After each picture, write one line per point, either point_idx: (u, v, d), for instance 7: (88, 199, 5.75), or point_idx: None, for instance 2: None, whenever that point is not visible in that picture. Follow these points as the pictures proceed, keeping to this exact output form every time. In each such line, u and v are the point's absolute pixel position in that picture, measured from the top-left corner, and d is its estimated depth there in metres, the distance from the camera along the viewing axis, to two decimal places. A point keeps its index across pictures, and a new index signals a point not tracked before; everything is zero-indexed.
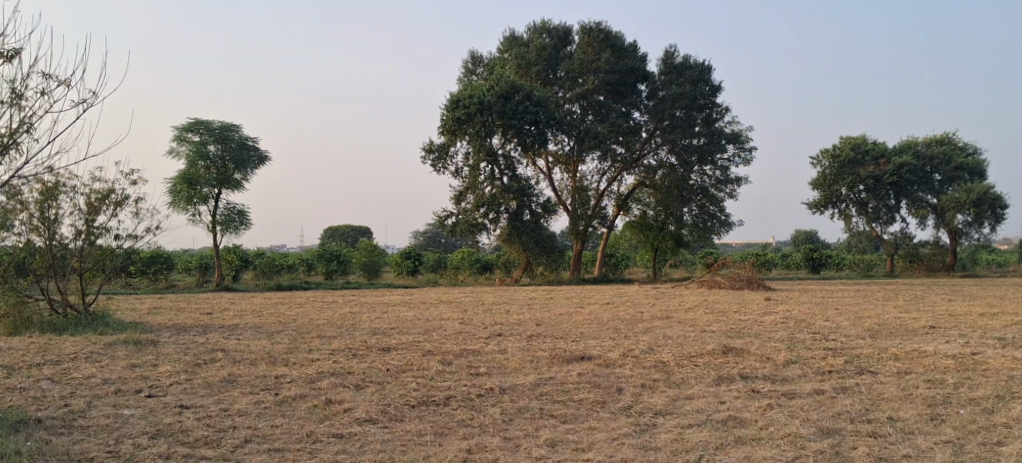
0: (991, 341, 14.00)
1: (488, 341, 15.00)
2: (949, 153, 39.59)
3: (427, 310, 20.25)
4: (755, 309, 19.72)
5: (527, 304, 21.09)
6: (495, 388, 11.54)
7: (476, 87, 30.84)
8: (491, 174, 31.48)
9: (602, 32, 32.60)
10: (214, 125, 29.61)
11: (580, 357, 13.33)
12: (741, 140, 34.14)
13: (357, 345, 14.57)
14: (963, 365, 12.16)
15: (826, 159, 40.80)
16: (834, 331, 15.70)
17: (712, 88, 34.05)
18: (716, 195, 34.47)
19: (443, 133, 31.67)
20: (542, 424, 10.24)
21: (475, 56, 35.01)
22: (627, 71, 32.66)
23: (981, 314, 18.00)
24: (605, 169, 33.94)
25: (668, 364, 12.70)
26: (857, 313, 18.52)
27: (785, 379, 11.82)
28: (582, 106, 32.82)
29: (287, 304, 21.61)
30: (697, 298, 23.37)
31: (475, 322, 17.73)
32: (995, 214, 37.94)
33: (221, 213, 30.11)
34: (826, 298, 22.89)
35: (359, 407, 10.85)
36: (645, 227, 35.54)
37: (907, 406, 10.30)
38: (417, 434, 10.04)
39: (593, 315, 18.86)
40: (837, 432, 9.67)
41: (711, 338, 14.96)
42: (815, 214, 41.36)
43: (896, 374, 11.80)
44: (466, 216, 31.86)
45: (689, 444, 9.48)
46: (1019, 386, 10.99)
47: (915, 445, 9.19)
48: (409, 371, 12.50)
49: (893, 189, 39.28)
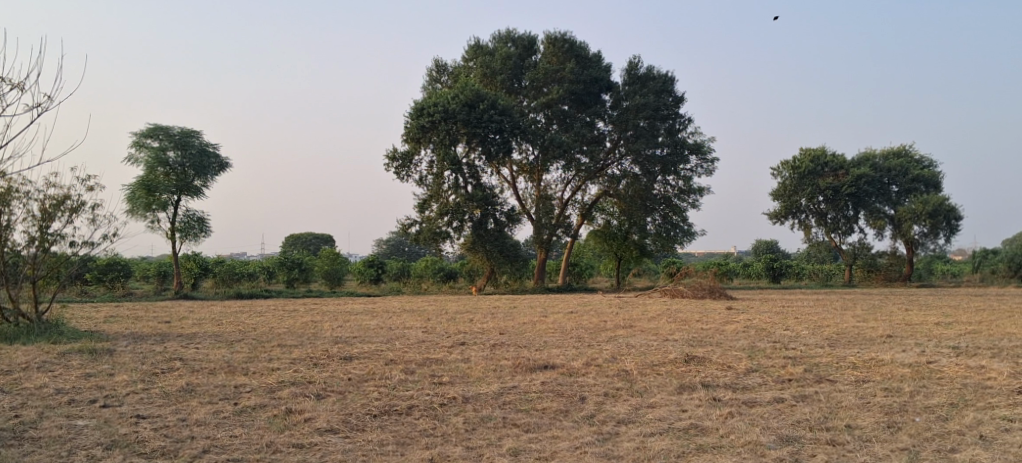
0: (946, 350, 14.28)
1: (452, 350, 14.95)
2: (906, 165, 40.43)
3: (390, 318, 20.11)
4: (717, 319, 19.88)
5: (491, 313, 21.06)
6: (458, 397, 11.49)
7: (441, 94, 30.78)
8: (455, 183, 31.41)
9: (567, 42, 32.79)
10: (174, 132, 29.29)
11: (544, 366, 13.34)
12: (703, 151, 34.48)
13: (318, 353, 14.43)
14: (919, 373, 12.39)
15: (786, 170, 41.41)
16: (794, 339, 15.90)
17: (676, 98, 34.40)
18: (679, 205, 34.77)
19: (407, 141, 31.51)
20: (505, 433, 10.22)
21: (439, 64, 34.96)
22: (591, 80, 32.86)
23: (936, 323, 18.37)
24: (569, 178, 34.06)
25: (631, 373, 12.75)
26: (816, 322, 18.80)
27: (745, 387, 11.93)
28: (547, 115, 32.95)
29: (247, 313, 21.30)
30: (660, 307, 23.52)
31: (439, 331, 17.65)
32: (950, 225, 38.74)
33: (180, 220, 29.65)
34: (787, 307, 23.20)
35: (320, 417, 10.74)
36: (609, 236, 35.69)
37: (865, 414, 10.46)
38: (379, 444, 9.96)
39: (556, 324, 18.89)
40: (796, 440, 9.77)
41: (674, 347, 15.06)
42: (775, 224, 41.91)
43: (854, 383, 11.98)
44: (430, 224, 31.72)
45: (651, 452, 9.52)
46: (972, 393, 11.22)
47: (872, 453, 9.33)
48: (371, 381, 12.40)
49: (852, 200, 39.95)
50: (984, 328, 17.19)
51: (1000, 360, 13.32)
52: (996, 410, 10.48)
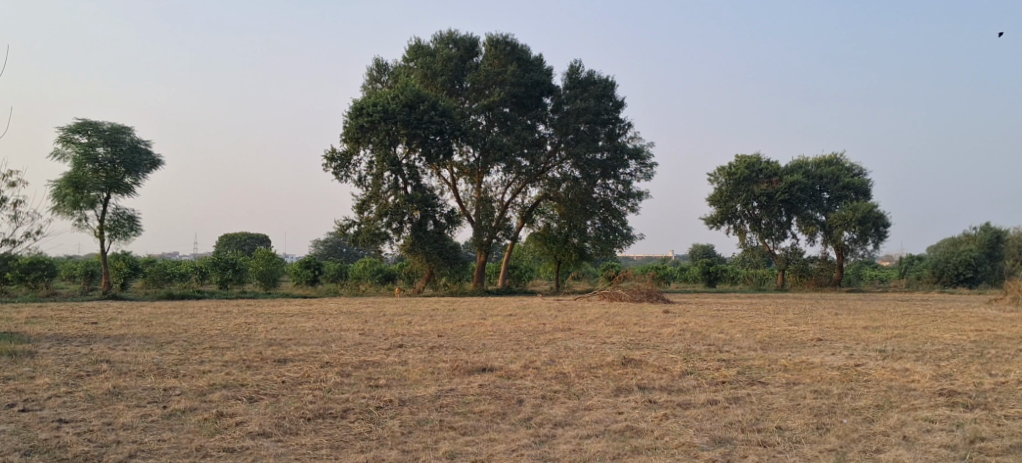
0: (873, 353, 14.69)
1: (389, 352, 14.81)
2: (837, 173, 41.49)
3: (326, 321, 19.83)
4: (655, 322, 20.09)
5: (430, 315, 20.91)
6: (395, 400, 11.38)
7: (381, 95, 30.53)
8: (394, 184, 31.16)
9: (508, 45, 32.83)
10: (104, 127, 28.45)
11: (481, 369, 13.32)
12: (642, 156, 34.87)
13: (252, 356, 14.14)
14: (847, 376, 12.71)
15: (722, 176, 42.22)
16: (728, 342, 16.20)
17: (615, 103, 34.77)
18: (619, 209, 35.16)
19: (346, 141, 31.09)
20: (441, 436, 10.16)
21: (380, 64, 34.70)
22: (532, 84, 32.97)
23: (864, 327, 18.89)
24: (509, 181, 34.08)
25: (568, 376, 12.81)
26: (750, 326, 19.14)
27: (679, 389, 12.10)
28: (488, 118, 32.94)
29: (179, 314, 20.74)
30: (599, 310, 23.68)
31: (377, 333, 17.49)
32: (878, 232, 39.87)
33: (109, 218, 28.81)
34: (721, 311, 23.62)
35: (252, 420, 10.52)
36: (549, 239, 35.86)
37: (795, 416, 10.68)
38: (312, 448, 9.80)
39: (495, 326, 18.87)
40: (728, 441, 9.93)
41: (611, 350, 15.17)
42: (711, 229, 42.66)
43: (785, 385, 12.23)
44: (369, 225, 31.41)
45: (587, 454, 9.58)
46: (896, 395, 11.55)
47: (801, 454, 9.53)
48: (306, 384, 12.20)
49: (785, 206, 40.90)
50: (909, 332, 17.74)
51: (924, 363, 13.75)
52: (919, 411, 10.81)
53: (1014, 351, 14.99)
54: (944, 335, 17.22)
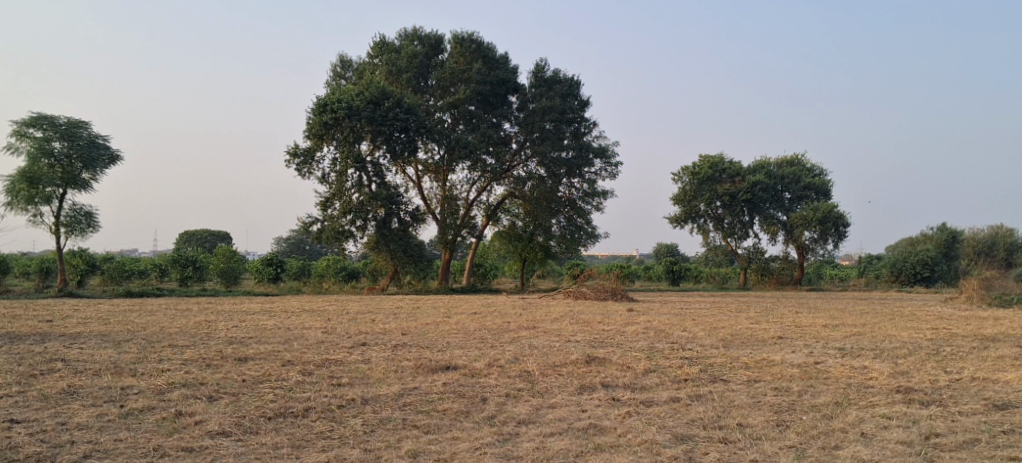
0: (832, 351, 14.90)
1: (352, 351, 14.70)
2: (798, 173, 42.01)
3: (289, 319, 19.62)
4: (618, 320, 20.18)
5: (394, 314, 20.80)
6: (357, 399, 11.29)
7: (345, 91, 30.28)
8: (358, 181, 30.95)
9: (473, 43, 32.79)
10: (60, 122, 27.89)
11: (445, 367, 13.27)
12: (607, 155, 35.03)
13: (212, 354, 13.95)
14: (807, 373, 12.86)
15: (686, 175, 42.61)
16: (691, 341, 16.32)
17: (581, 102, 34.90)
18: (584, 207, 35.31)
19: (309, 137, 30.79)
20: (404, 435, 10.10)
21: (344, 60, 34.43)
22: (497, 82, 32.92)
23: (824, 325, 19.15)
24: (474, 179, 34.02)
25: (533, 374, 12.81)
26: (712, 324, 19.32)
27: (643, 387, 12.16)
28: (453, 115, 32.88)
29: (136, 311, 20.38)
30: (564, 308, 23.74)
31: (340, 331, 17.35)
32: (838, 231, 40.46)
33: (66, 215, 28.26)
34: (685, 310, 23.81)
35: (211, 419, 10.37)
36: (514, 238, 35.85)
37: (756, 413, 10.79)
38: (273, 448, 9.69)
39: (459, 324, 18.82)
40: (690, 438, 10.00)
41: (575, 348, 15.21)
42: (675, 228, 42.99)
43: (746, 382, 12.36)
44: (332, 223, 31.14)
45: (551, 452, 9.58)
46: (854, 392, 11.72)
47: (761, 450, 9.62)
48: (266, 382, 12.06)
49: (747, 206, 41.34)
50: (868, 330, 18.02)
51: (882, 360, 13.97)
52: (877, 408, 10.98)
53: (968, 348, 15.29)
54: (901, 333, 17.52)
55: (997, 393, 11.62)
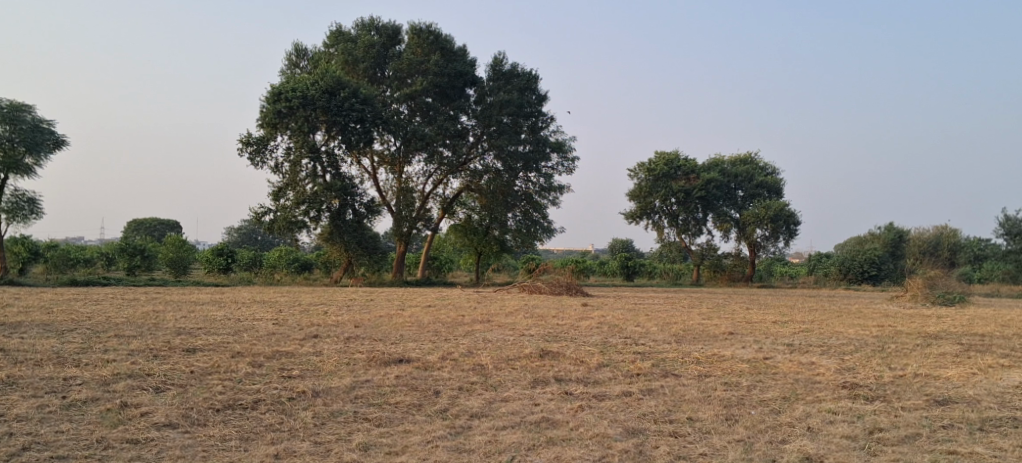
0: (781, 347, 15.16)
1: (303, 343, 14.53)
2: (751, 172, 42.79)
3: (239, 309, 19.36)
4: (573, 314, 20.26)
5: (347, 306, 20.64)
6: (308, 391, 11.16)
7: (300, 80, 29.89)
8: (313, 171, 30.62)
9: (431, 34, 32.61)
10: (3, 105, 27.06)
11: (398, 360, 13.19)
12: (564, 149, 35.14)
13: (159, 345, 13.67)
14: (756, 369, 13.05)
15: (642, 172, 42.98)
16: (643, 335, 16.44)
17: (538, 96, 34.95)
18: (540, 202, 35.39)
19: (262, 126, 30.35)
20: (355, 428, 10.00)
21: (299, 48, 33.97)
22: (455, 74, 32.82)
23: (773, 322, 19.46)
24: (431, 171, 33.85)
25: (486, 367, 12.80)
26: (665, 319, 19.54)
27: (596, 381, 12.22)
28: (410, 107, 32.66)
29: (80, 300, 19.97)
30: (518, 302, 23.81)
31: (291, 323, 17.14)
32: (789, 229, 41.09)
33: (7, 201, 27.49)
34: (638, 304, 24.03)
35: (157, 411, 10.16)
36: (470, 231, 35.78)
37: (705, 407, 10.92)
38: (220, 440, 9.54)
39: (413, 317, 18.74)
40: (641, 432, 10.08)
41: (529, 342, 15.23)
42: (630, 224, 43.27)
43: (697, 377, 12.49)
44: (285, 213, 30.77)
45: (502, 445, 9.58)
46: (802, 388, 11.92)
47: (710, 444, 9.73)
48: (215, 374, 11.87)
49: (701, 203, 41.80)
50: (816, 327, 18.36)
51: (828, 356, 14.24)
52: (823, 403, 11.18)
53: (912, 345, 15.64)
54: (848, 330, 17.87)
55: (938, 389, 11.91)
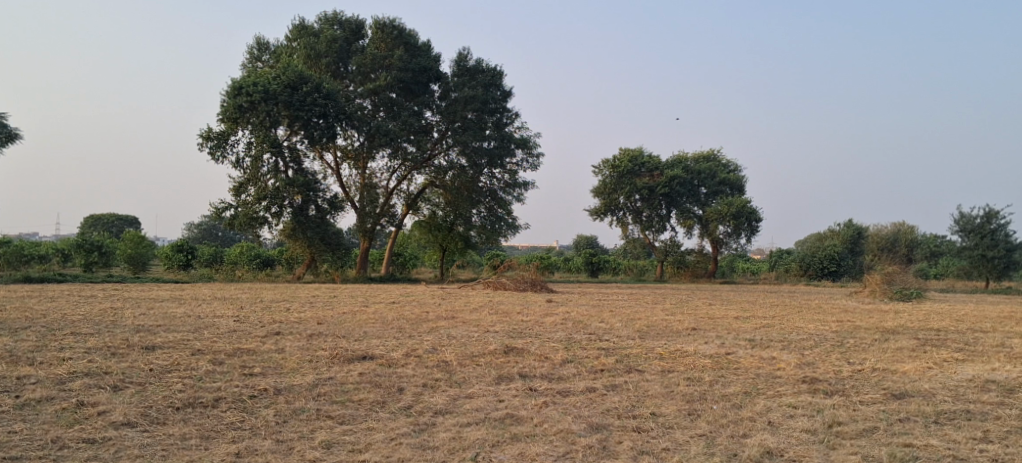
0: (743, 342, 15.33)
1: (265, 340, 14.35)
2: (713, 169, 43.39)
3: (199, 306, 19.07)
4: (537, 310, 20.31)
5: (310, 302, 20.46)
6: (270, 389, 11.04)
7: (261, 74, 29.53)
8: (274, 167, 30.27)
9: (395, 29, 32.45)
10: None
11: (362, 357, 13.09)
12: (528, 146, 35.16)
13: (117, 343, 13.42)
14: (718, 364, 13.17)
15: (606, 169, 43.21)
16: (608, 331, 16.53)
17: (503, 93, 34.95)
18: (505, 198, 35.40)
19: (222, 120, 29.95)
20: (318, 426, 9.91)
21: (261, 42, 33.57)
22: (419, 70, 32.68)
23: (735, 317, 19.66)
24: (395, 167, 33.66)
25: (450, 364, 12.76)
26: (629, 315, 19.63)
27: (560, 377, 12.24)
28: (373, 102, 32.43)
29: (35, 298, 19.49)
30: (482, 299, 23.80)
31: (253, 320, 16.94)
32: (751, 226, 41.52)
33: None
34: (602, 300, 24.17)
35: (115, 410, 9.99)
36: (434, 227, 35.66)
37: (669, 403, 11.00)
38: (180, 438, 9.41)
39: (377, 314, 18.64)
40: (605, 427, 10.12)
41: (494, 338, 15.23)
42: (595, 220, 43.47)
43: (660, 372, 12.58)
44: (246, 209, 30.43)
45: (466, 442, 9.55)
46: (763, 382, 12.06)
47: (673, 439, 9.81)
48: (174, 372, 11.68)
49: (665, 200, 42.12)
50: (777, 322, 18.60)
51: (789, 351, 14.42)
52: (783, 397, 11.32)
53: (870, 340, 15.93)
54: (808, 325, 18.14)
55: (895, 383, 12.12)
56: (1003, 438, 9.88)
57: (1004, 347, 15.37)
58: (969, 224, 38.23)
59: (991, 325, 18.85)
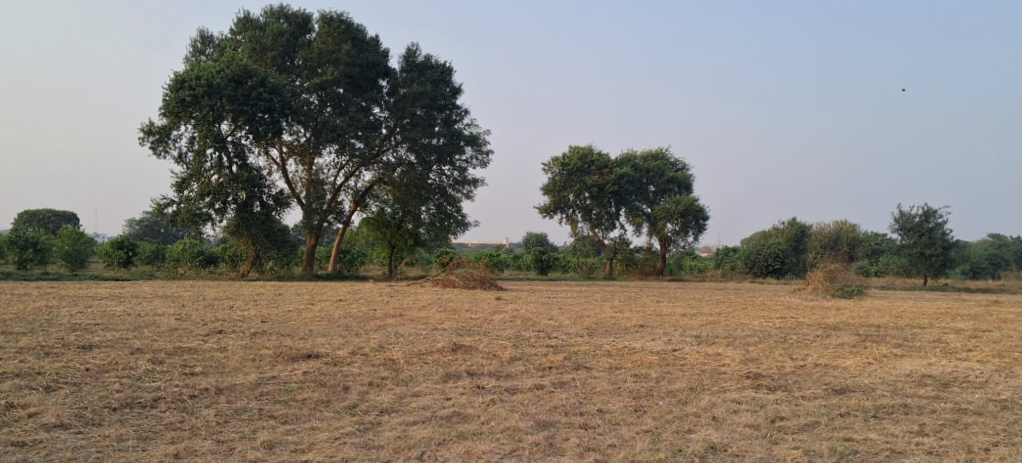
0: (690, 339, 15.47)
1: (207, 339, 14.03)
2: (662, 167, 43.71)
3: (139, 304, 18.58)
4: (486, 308, 20.28)
5: (255, 300, 20.09)
6: (211, 389, 10.78)
7: (205, 68, 28.92)
8: (218, 162, 29.68)
9: (343, 24, 32.09)
10: None
11: (307, 355, 12.86)
12: (478, 142, 35.07)
13: (52, 342, 12.98)
14: (665, 360, 13.27)
15: (556, 166, 43.41)
16: (556, 329, 16.52)
17: (452, 89, 34.84)
18: (453, 195, 35.27)
19: (164, 114, 29.24)
20: (260, 426, 9.70)
21: (204, 35, 32.91)
22: (367, 65, 32.37)
23: (682, 314, 19.88)
24: (342, 163, 33.30)
25: (397, 362, 12.61)
26: (577, 313, 19.67)
27: (507, 375, 12.19)
28: (320, 97, 32.00)
29: None
30: (431, 296, 23.67)
31: (195, 318, 16.58)
32: (698, 225, 42.01)
33: None
34: (552, 298, 24.24)
35: (47, 411, 9.65)
36: (382, 224, 35.27)
37: (615, 399, 11.03)
38: (116, 440, 9.13)
39: (324, 312, 18.37)
40: (552, 425, 10.09)
41: (442, 336, 15.11)
42: (544, 218, 43.58)
43: (607, 369, 12.61)
44: (189, 205, 29.84)
45: (412, 441, 9.45)
46: (708, 378, 12.17)
47: (620, 435, 9.82)
48: (112, 372, 11.34)
49: (614, 197, 42.29)
50: (723, 319, 18.81)
51: (734, 348, 14.60)
52: (727, 393, 11.44)
53: (813, 336, 16.21)
54: (753, 322, 18.40)
55: (836, 378, 12.34)
56: (937, 432, 10.11)
57: (941, 342, 15.77)
58: (908, 222, 39.22)
59: (928, 321, 19.35)
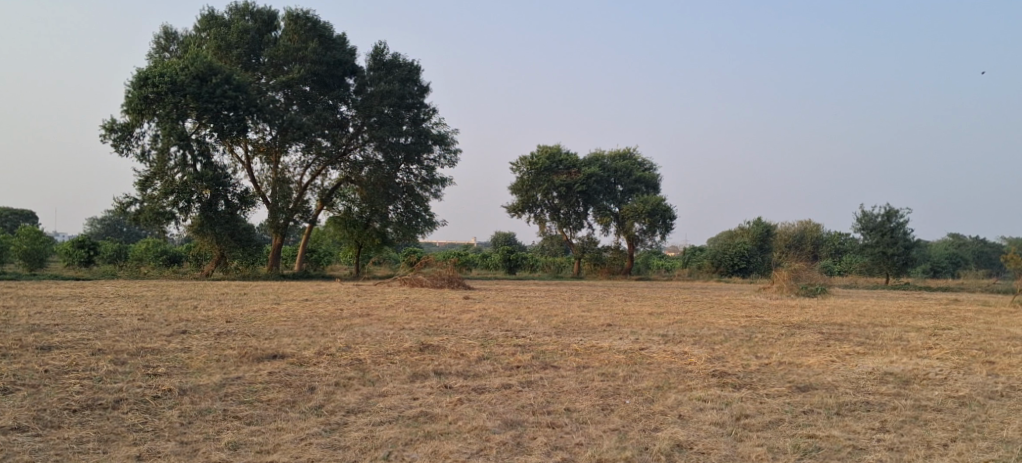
0: (656, 337, 15.55)
1: (170, 339, 13.83)
2: (630, 167, 43.90)
3: (100, 304, 18.27)
4: (454, 308, 20.22)
5: (219, 300, 19.85)
6: (174, 390, 10.63)
7: (168, 65, 28.53)
8: (182, 160, 29.29)
9: (309, 21, 31.84)
10: None
11: (272, 356, 12.73)
12: (446, 142, 34.99)
13: (10, 343, 12.72)
14: (632, 359, 13.33)
15: (524, 165, 43.44)
16: (524, 328, 16.53)
17: (420, 88, 34.75)
18: (421, 195, 35.15)
19: (127, 112, 28.78)
20: (224, 427, 9.58)
21: (168, 32, 32.45)
22: (334, 63, 32.16)
23: (649, 313, 19.99)
24: (308, 162, 33.03)
25: (364, 362, 12.53)
26: (545, 312, 19.69)
27: (475, 374, 12.17)
28: (286, 95, 31.69)
29: None
30: (398, 295, 23.54)
31: (158, 318, 16.34)
32: (666, 224, 42.27)
33: None
34: (519, 297, 24.23)
35: (4, 414, 9.44)
36: (349, 223, 35.02)
37: (583, 398, 11.06)
38: (76, 442, 8.96)
39: (289, 311, 18.21)
40: (519, 424, 10.09)
41: (409, 336, 15.04)
42: (512, 217, 43.59)
43: (574, 368, 12.64)
44: (152, 203, 29.43)
45: (379, 441, 9.39)
46: (675, 377, 12.25)
47: (586, 433, 9.85)
48: (72, 373, 11.14)
49: (582, 197, 42.40)
50: (689, 318, 18.95)
51: (700, 346, 14.70)
52: (693, 391, 11.52)
53: (777, 335, 16.39)
54: (719, 320, 18.55)
55: (800, 376, 12.47)
56: (898, 428, 10.27)
57: (901, 341, 16.02)
58: (870, 222, 39.86)
59: (890, 319, 19.63)
